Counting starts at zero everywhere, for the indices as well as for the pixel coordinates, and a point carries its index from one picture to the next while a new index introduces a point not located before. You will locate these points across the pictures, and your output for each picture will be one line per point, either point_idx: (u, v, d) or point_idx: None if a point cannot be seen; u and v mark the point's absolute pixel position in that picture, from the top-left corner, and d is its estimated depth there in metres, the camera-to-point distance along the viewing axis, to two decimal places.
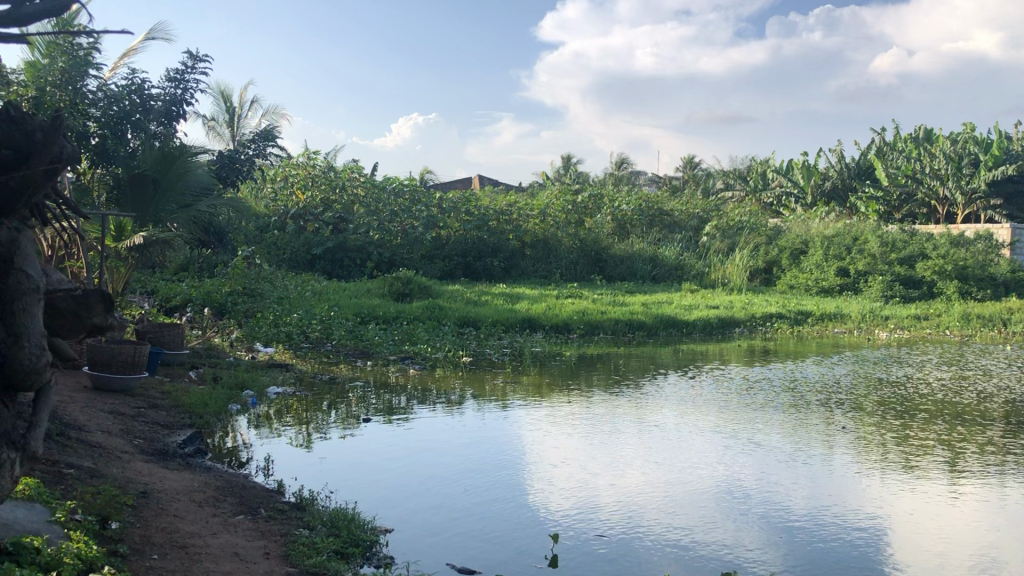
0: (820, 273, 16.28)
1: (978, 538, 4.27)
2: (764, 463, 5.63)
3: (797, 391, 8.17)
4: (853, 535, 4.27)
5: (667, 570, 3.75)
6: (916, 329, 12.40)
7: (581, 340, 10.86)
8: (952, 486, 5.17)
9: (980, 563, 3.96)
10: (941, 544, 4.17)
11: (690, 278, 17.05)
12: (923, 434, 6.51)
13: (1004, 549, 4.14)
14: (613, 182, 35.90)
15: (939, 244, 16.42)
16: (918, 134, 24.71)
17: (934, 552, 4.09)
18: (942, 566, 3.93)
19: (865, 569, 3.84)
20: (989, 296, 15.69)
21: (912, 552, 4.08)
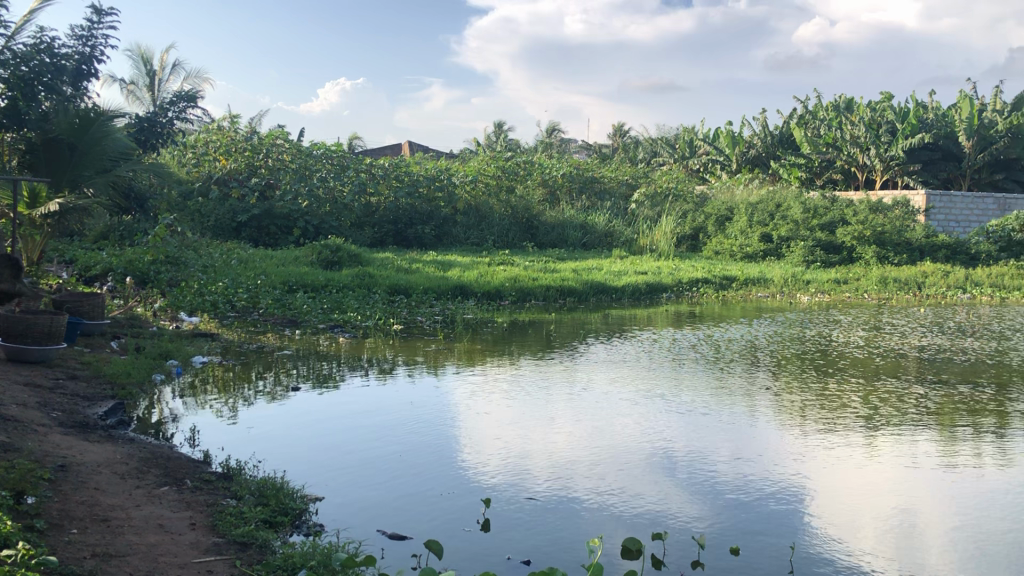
0: (745, 239, 16.66)
1: (894, 493, 4.45)
2: (690, 422, 5.76)
3: (720, 351, 8.39)
4: (776, 492, 4.41)
5: (600, 531, 3.81)
6: (836, 292, 12.77)
7: (513, 306, 10.91)
8: (868, 442, 5.36)
9: (897, 515, 4.12)
10: (858, 499, 4.33)
11: (620, 243, 17.26)
12: (840, 391, 6.76)
13: (919, 503, 4.30)
14: (545, 150, 36.05)
15: (858, 211, 16.83)
16: (840, 103, 25.20)
17: (852, 505, 4.25)
18: (861, 518, 4.08)
19: (789, 525, 3.96)
20: (906, 260, 16.19)
21: (831, 505, 4.23)
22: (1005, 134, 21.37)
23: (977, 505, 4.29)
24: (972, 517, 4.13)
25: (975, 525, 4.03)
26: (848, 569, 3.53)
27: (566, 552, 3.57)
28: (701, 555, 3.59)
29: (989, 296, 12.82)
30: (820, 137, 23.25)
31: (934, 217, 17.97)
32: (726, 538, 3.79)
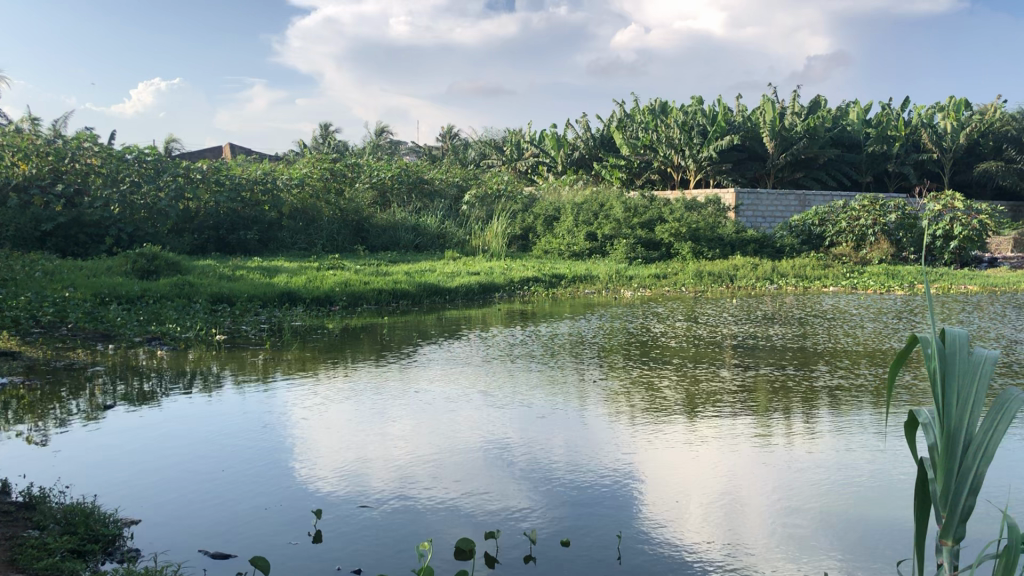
0: (572, 238, 17.15)
1: (717, 475, 4.68)
2: (524, 419, 5.86)
3: (553, 347, 8.60)
4: (607, 482, 4.54)
5: (435, 534, 3.79)
6: (656, 287, 13.35)
7: (344, 311, 10.72)
8: (691, 428, 5.62)
9: (719, 496, 4.33)
10: (683, 483, 4.53)
11: (452, 245, 17.34)
12: (663, 380, 7.07)
13: (738, 482, 4.54)
14: (373, 151, 35.75)
15: (675, 209, 17.67)
16: (656, 106, 26.38)
17: (679, 490, 4.43)
18: (686, 502, 4.26)
19: (619, 514, 4.07)
20: (719, 254, 17.06)
21: (659, 492, 4.40)
22: (804, 135, 22.93)
23: (789, 480, 4.57)
24: (788, 491, 4.39)
25: (789, 498, 4.29)
26: (676, 550, 3.67)
27: (399, 558, 3.53)
28: (534, 550, 3.64)
29: (793, 286, 13.77)
30: (639, 139, 24.25)
31: (744, 214, 19.26)
32: (558, 532, 3.86)
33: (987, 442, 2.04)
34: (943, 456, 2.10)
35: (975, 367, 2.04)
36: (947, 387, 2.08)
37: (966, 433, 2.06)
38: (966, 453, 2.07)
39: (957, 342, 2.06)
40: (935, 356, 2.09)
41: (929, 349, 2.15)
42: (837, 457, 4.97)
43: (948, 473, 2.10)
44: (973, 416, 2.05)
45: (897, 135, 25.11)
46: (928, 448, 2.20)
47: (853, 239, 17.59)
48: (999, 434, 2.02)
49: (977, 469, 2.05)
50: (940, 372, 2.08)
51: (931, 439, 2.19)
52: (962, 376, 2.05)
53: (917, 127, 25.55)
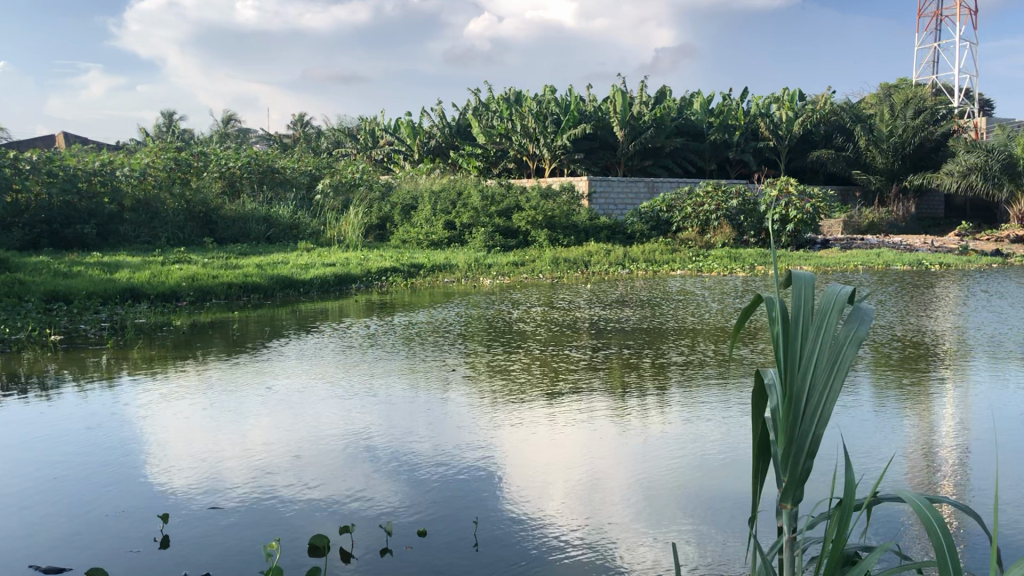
0: (429, 227, 17.10)
1: (576, 457, 4.74)
2: (385, 410, 5.80)
3: (412, 337, 8.55)
4: (470, 470, 4.53)
5: (290, 533, 3.69)
6: (514, 274, 13.49)
7: (192, 307, 10.28)
8: (550, 412, 5.67)
9: (580, 477, 4.39)
10: (546, 466, 4.57)
11: (306, 236, 16.96)
12: (523, 365, 7.14)
13: (598, 462, 4.63)
14: (219, 138, 34.42)
15: (531, 197, 17.87)
16: (510, 95, 26.61)
17: (541, 473, 4.47)
18: (548, 484, 4.30)
19: (480, 501, 4.06)
20: (574, 241, 17.34)
21: (521, 477, 4.42)
22: (652, 124, 23.71)
23: (647, 457, 4.69)
24: (645, 469, 4.49)
25: (645, 475, 4.38)
26: (536, 533, 3.68)
27: (248, 559, 3.42)
28: (388, 542, 3.58)
29: (644, 270, 14.22)
30: (493, 128, 24.38)
31: (597, 201, 19.73)
32: (417, 522, 3.81)
33: (826, 400, 1.92)
34: (784, 417, 1.97)
35: (819, 320, 1.94)
36: (790, 343, 1.97)
37: (807, 392, 1.95)
38: (807, 414, 1.95)
39: (803, 292, 1.96)
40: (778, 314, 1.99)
41: (773, 307, 2.04)
42: (690, 432, 5.14)
43: (789, 434, 1.96)
44: (815, 374, 1.94)
45: (737, 124, 26.31)
46: (771, 412, 2.06)
47: (698, 223, 18.30)
48: (839, 389, 1.91)
49: (815, 429, 1.93)
50: (783, 328, 1.97)
51: (776, 402, 2.05)
52: (805, 333, 1.96)
53: (755, 116, 26.84)
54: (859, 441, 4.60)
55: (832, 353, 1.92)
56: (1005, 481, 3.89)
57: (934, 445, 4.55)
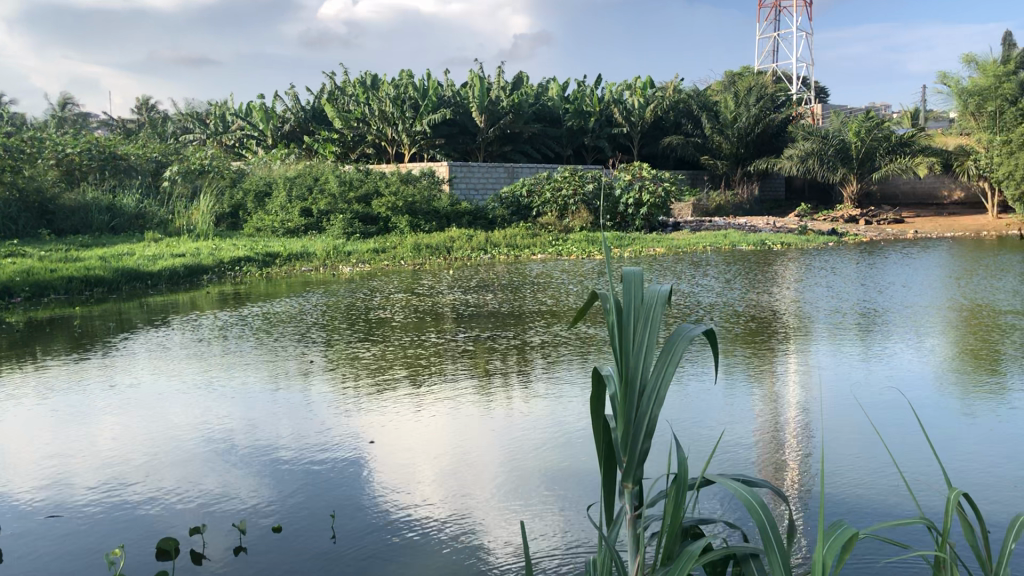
0: (285, 215, 16.66)
1: (443, 442, 4.71)
2: (246, 404, 5.61)
3: (271, 328, 8.30)
4: (337, 461, 4.44)
5: (139, 538, 3.50)
6: (375, 261, 13.31)
7: (27, 304, 9.62)
8: (415, 399, 5.62)
9: (449, 462, 4.37)
10: (414, 453, 4.53)
11: (153, 226, 16.19)
12: (387, 353, 7.05)
13: (467, 446, 4.62)
14: (55, 123, 32.41)
15: (390, 182, 17.65)
16: (366, 79, 26.19)
17: (409, 460, 4.43)
18: (416, 471, 4.27)
19: (347, 492, 3.98)
20: (435, 226, 17.28)
21: (390, 464, 4.37)
22: (509, 110, 23.87)
23: (515, 439, 4.72)
24: (511, 451, 4.51)
25: (511, 458, 4.40)
26: (400, 521, 3.64)
27: (92, 567, 3.23)
28: (244, 540, 3.46)
29: (505, 255, 14.34)
30: (349, 113, 23.94)
31: (457, 186, 19.71)
32: (277, 517, 3.70)
33: (659, 383, 1.98)
34: (620, 402, 2.01)
35: (649, 310, 2.01)
36: (623, 332, 2.04)
37: (641, 376, 2.00)
38: (642, 398, 2.00)
39: (631, 286, 2.04)
40: (614, 307, 2.04)
41: (607, 301, 2.11)
42: (555, 414, 5.20)
43: (626, 416, 2.01)
44: (649, 361, 2.00)
45: (592, 110, 26.85)
46: (610, 398, 2.10)
47: (557, 208, 18.59)
48: (671, 373, 1.97)
49: (652, 410, 1.98)
50: (617, 317, 2.03)
51: (614, 389, 2.10)
52: (637, 321, 2.03)
53: (609, 103, 27.45)
54: (715, 415, 4.77)
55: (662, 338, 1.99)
56: (845, 447, 4.12)
57: (780, 416, 4.78)
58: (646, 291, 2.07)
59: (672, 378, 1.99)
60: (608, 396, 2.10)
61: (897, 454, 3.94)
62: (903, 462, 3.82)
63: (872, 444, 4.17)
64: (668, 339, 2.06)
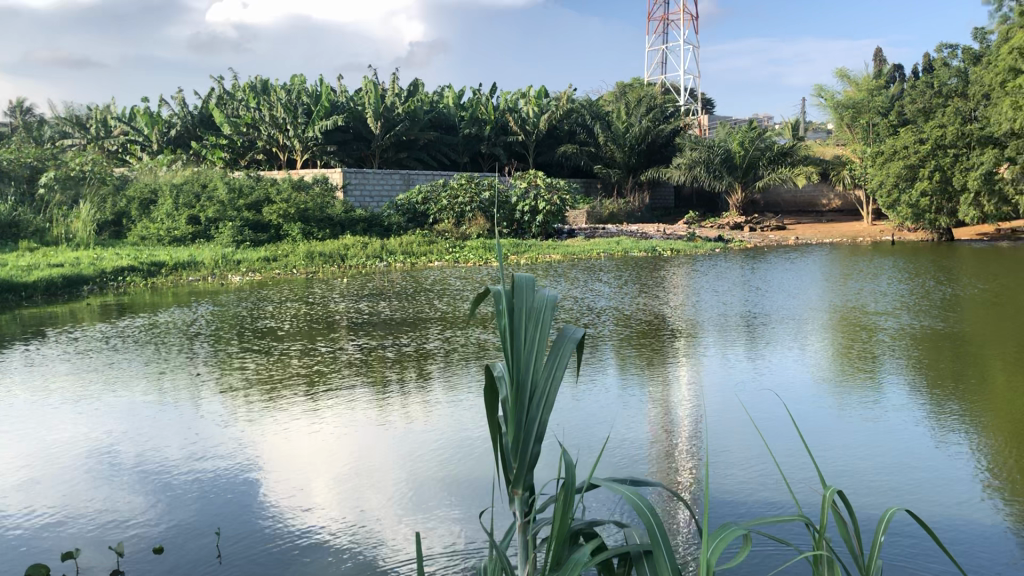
0: (172, 223, 16.13)
1: (339, 451, 4.65)
2: (131, 417, 5.42)
3: (157, 339, 8.02)
4: (231, 473, 4.33)
5: (12, 562, 3.32)
6: (266, 270, 13.01)
7: None
8: (311, 410, 5.51)
9: (347, 472, 4.32)
10: (310, 463, 4.45)
11: (29, 235, 15.39)
12: (280, 363, 6.92)
13: (364, 455, 4.58)
14: None
15: (282, 189, 17.28)
16: (257, 83, 25.62)
17: (306, 470, 4.35)
18: (313, 482, 4.20)
19: (241, 506, 3.88)
20: (328, 234, 17.02)
21: (286, 475, 4.29)
22: (404, 117, 23.73)
23: (413, 447, 4.70)
24: (411, 459, 4.49)
25: (409, 466, 4.38)
26: (292, 533, 3.57)
27: None
28: (123, 561, 3.32)
29: (402, 262, 14.25)
30: (239, 118, 23.32)
31: (351, 193, 19.47)
32: (164, 535, 3.57)
33: (548, 387, 1.98)
34: (511, 408, 1.98)
35: (537, 314, 1.99)
36: (513, 336, 2.01)
37: (530, 381, 1.98)
38: (531, 403, 1.99)
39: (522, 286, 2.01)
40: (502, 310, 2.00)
41: (495, 302, 2.07)
42: (454, 421, 5.19)
43: (516, 422, 1.98)
44: (537, 364, 1.99)
45: (487, 118, 26.97)
46: (500, 401, 2.07)
47: (453, 216, 18.58)
48: (560, 375, 1.97)
49: (540, 415, 1.97)
50: (507, 318, 2.00)
51: (502, 392, 2.07)
52: (526, 322, 2.00)
53: (504, 111, 27.62)
54: (607, 417, 4.86)
55: (550, 343, 1.98)
56: (730, 446, 4.27)
57: (672, 416, 4.90)
58: (534, 292, 2.04)
59: (561, 379, 1.98)
60: (499, 400, 2.07)
61: (776, 453, 4.10)
62: (782, 459, 3.98)
63: (755, 443, 4.32)
64: (555, 343, 2.05)
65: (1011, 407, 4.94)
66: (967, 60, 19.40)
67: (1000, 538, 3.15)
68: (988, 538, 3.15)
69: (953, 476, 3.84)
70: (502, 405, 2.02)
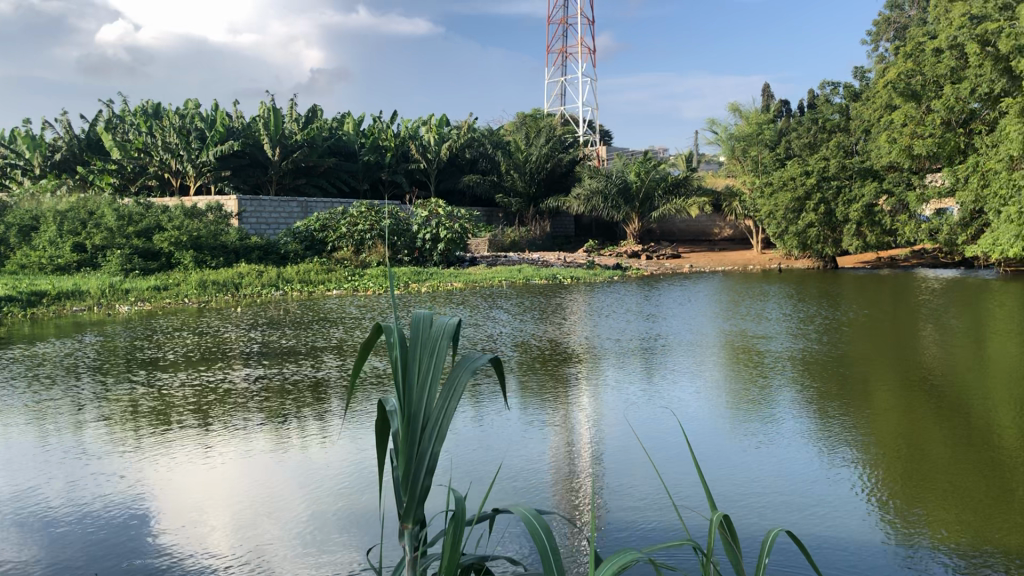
0: (55, 251, 15.46)
1: (232, 484, 4.52)
2: (7, 453, 5.15)
3: (35, 371, 7.65)
4: (118, 508, 4.16)
5: None
6: (156, 299, 12.59)
7: None
8: (203, 445, 5.30)
9: (241, 505, 4.19)
10: (203, 497, 4.31)
11: None
12: (169, 394, 6.71)
13: (258, 487, 4.46)
14: None
15: (174, 216, 16.70)
16: (149, 107, 24.91)
17: (198, 504, 4.22)
18: (205, 515, 4.07)
19: (126, 542, 3.73)
20: (223, 262, 16.60)
21: (176, 510, 4.15)
22: (302, 144, 23.42)
23: (309, 478, 4.61)
24: (309, 492, 4.37)
25: (305, 497, 4.30)
26: (181, 569, 3.44)
27: None
28: None
29: (298, 291, 14.02)
30: (130, 142, 22.58)
31: (247, 220, 19.01)
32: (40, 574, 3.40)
33: (441, 419, 1.81)
34: (401, 439, 1.82)
35: (434, 343, 1.82)
36: (406, 369, 1.84)
37: (423, 413, 1.82)
38: (425, 434, 1.82)
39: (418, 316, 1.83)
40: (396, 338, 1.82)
41: (389, 333, 1.90)
42: (352, 453, 5.07)
43: (407, 455, 1.81)
44: (432, 396, 1.82)
45: (388, 146, 26.86)
46: (392, 435, 1.90)
47: (352, 243, 18.42)
48: (455, 409, 1.80)
49: (433, 447, 1.80)
50: (399, 353, 1.82)
51: (396, 425, 1.90)
52: (423, 354, 1.82)
53: (404, 139, 27.54)
54: (507, 444, 4.84)
55: (445, 374, 1.81)
56: (627, 471, 4.31)
57: (573, 443, 4.89)
58: (431, 322, 1.87)
59: (456, 412, 1.82)
60: (392, 433, 1.91)
61: (668, 478, 4.14)
62: (671, 487, 3.99)
63: (650, 468, 4.36)
64: (451, 374, 1.89)
65: (890, 426, 5.16)
66: (848, 96, 20.42)
67: (886, 557, 3.24)
68: (875, 558, 3.23)
69: (838, 496, 3.95)
70: (393, 439, 1.85)
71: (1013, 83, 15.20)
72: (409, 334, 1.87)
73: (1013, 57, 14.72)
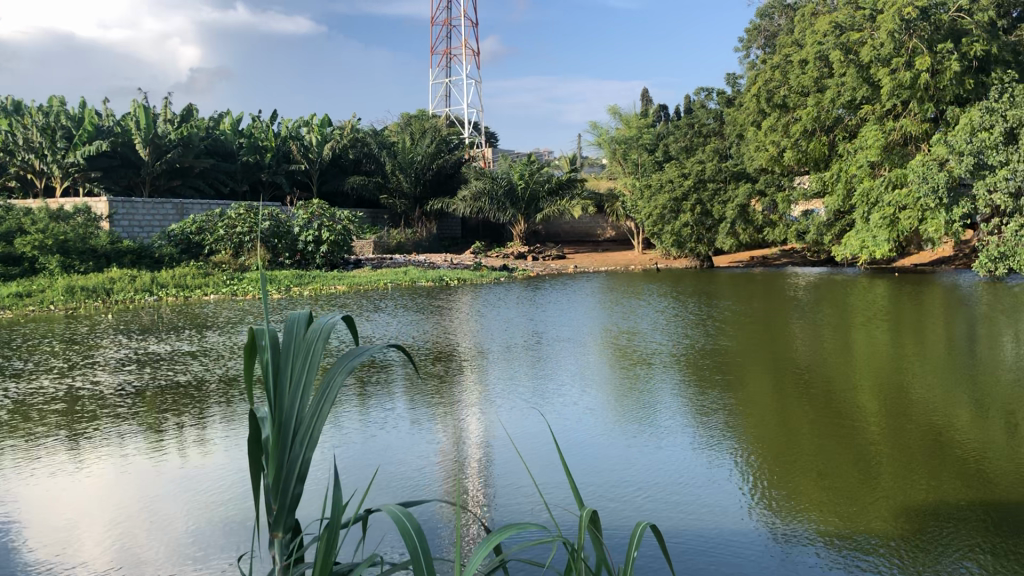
0: None
1: (101, 496, 4.32)
2: None
3: None
4: None
5: None
6: (18, 307, 11.89)
7: None
8: (71, 455, 5.06)
9: (112, 518, 4.01)
10: (71, 510, 4.11)
11: None
12: (29, 404, 6.36)
13: (131, 498, 4.28)
14: None
15: (38, 219, 15.82)
16: (9, 104, 23.53)
17: (66, 518, 4.01)
18: (74, 528, 3.88)
19: None
20: (92, 267, 15.81)
21: (42, 525, 3.93)
22: (176, 144, 22.60)
23: (185, 487, 4.45)
24: (186, 501, 4.22)
25: (182, 506, 4.15)
26: None
27: None
28: None
29: (173, 296, 13.52)
30: None
31: (117, 223, 18.24)
32: None
33: (315, 422, 1.74)
34: (271, 445, 1.74)
35: (307, 346, 1.76)
36: (279, 375, 1.77)
37: (294, 417, 1.74)
38: (294, 440, 1.74)
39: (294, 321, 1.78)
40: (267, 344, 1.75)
41: (260, 338, 1.82)
42: (231, 460, 4.94)
43: (278, 460, 1.73)
44: (303, 401, 1.74)
45: (268, 147, 26.24)
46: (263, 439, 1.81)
47: (230, 246, 17.98)
48: (328, 412, 1.74)
49: (305, 453, 1.73)
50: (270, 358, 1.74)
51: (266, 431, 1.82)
52: (296, 359, 1.76)
53: (285, 139, 26.93)
54: (389, 446, 4.77)
55: (317, 381, 1.75)
56: (512, 469, 4.31)
57: (459, 443, 4.86)
58: (303, 327, 1.81)
59: (328, 417, 1.75)
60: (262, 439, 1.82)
61: (550, 476, 4.17)
62: (548, 486, 4.02)
63: (535, 466, 4.36)
64: (326, 378, 1.83)
65: (765, 418, 5.36)
66: (721, 103, 21.17)
67: (757, 543, 3.36)
68: (740, 544, 3.35)
69: (714, 487, 4.06)
70: (263, 445, 1.76)
71: (873, 90, 16.07)
72: (280, 341, 1.80)
73: (875, 67, 15.51)
